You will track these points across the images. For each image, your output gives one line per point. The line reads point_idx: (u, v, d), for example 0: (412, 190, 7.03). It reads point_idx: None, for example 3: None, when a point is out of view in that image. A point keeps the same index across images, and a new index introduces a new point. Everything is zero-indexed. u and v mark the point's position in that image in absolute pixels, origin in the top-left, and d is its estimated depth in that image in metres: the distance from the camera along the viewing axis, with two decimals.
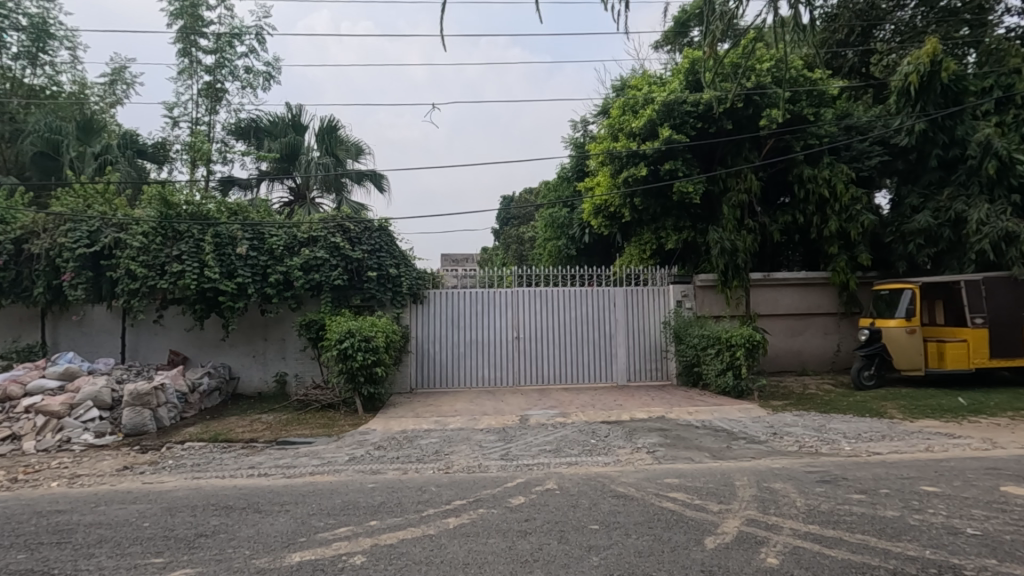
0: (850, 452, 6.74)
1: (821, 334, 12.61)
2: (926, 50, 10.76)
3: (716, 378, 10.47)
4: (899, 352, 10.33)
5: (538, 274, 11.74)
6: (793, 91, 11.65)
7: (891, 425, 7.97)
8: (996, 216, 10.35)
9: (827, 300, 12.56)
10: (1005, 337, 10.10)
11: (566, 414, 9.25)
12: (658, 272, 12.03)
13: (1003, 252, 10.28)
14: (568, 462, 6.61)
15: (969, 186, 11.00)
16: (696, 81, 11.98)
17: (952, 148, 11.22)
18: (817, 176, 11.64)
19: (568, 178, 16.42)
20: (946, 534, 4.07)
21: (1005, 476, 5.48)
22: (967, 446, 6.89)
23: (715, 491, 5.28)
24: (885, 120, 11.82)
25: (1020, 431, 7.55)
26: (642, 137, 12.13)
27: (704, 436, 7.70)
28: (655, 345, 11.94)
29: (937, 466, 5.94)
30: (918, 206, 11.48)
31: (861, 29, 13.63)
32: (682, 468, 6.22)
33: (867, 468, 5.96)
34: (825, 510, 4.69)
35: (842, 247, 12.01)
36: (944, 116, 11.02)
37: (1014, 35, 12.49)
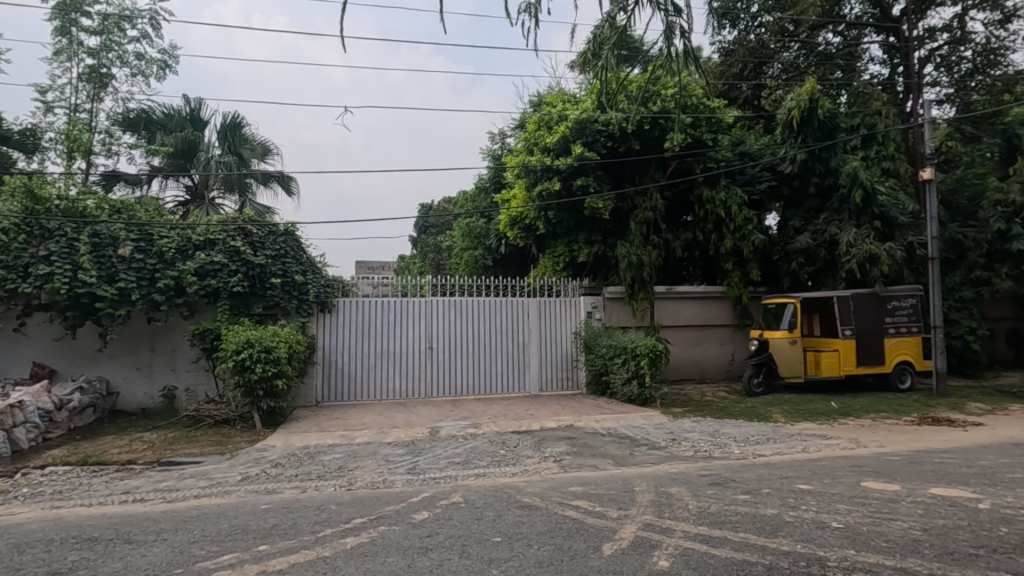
0: (739, 456, 7.25)
1: (718, 344, 13.54)
2: (806, 88, 11.91)
3: (623, 387, 10.89)
4: (783, 361, 11.29)
5: (453, 283, 11.67)
6: (694, 117, 12.41)
7: (775, 429, 8.67)
8: (862, 239, 11.56)
9: (723, 313, 13.51)
10: (869, 348, 11.34)
11: (478, 425, 9.20)
12: (570, 284, 12.39)
13: (867, 272, 11.52)
14: (475, 474, 6.57)
15: (841, 212, 12.22)
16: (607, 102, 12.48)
17: (827, 177, 12.45)
18: (714, 198, 12.54)
19: (486, 188, 16.57)
20: (815, 529, 4.46)
21: (866, 472, 6.12)
22: (837, 446, 7.63)
23: (616, 498, 5.45)
24: (772, 149, 12.94)
25: (879, 431, 8.50)
26: (556, 153, 12.50)
27: (609, 443, 7.98)
28: (566, 355, 12.23)
29: (812, 465, 6.53)
30: (800, 228, 12.66)
31: (753, 65, 14.75)
32: (587, 476, 6.37)
33: (753, 470, 6.43)
34: (714, 511, 4.99)
35: (736, 264, 12.99)
36: (821, 149, 12.24)
37: (877, 81, 14.23)
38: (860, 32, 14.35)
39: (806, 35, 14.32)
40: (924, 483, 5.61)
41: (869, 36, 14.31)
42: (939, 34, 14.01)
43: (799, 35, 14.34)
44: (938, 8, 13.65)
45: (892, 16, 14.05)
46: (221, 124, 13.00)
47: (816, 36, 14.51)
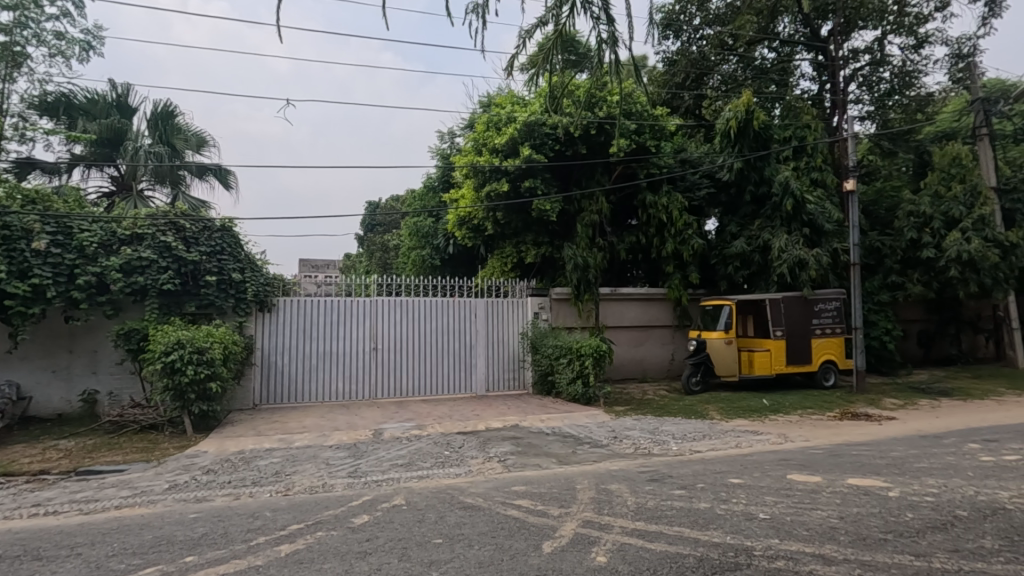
0: (677, 452, 7.52)
1: (659, 344, 13.98)
2: (742, 100, 12.49)
3: (568, 386, 11.06)
4: (719, 360, 11.79)
5: (400, 283, 11.51)
6: (638, 123, 12.71)
7: (711, 426, 9.04)
8: (792, 245, 12.21)
9: (664, 314, 13.97)
10: (798, 348, 12.01)
11: (423, 426, 9.11)
12: (518, 285, 12.47)
13: (797, 276, 12.18)
14: (418, 476, 6.51)
15: (774, 219, 12.87)
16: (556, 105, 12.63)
17: (762, 186, 13.07)
18: (657, 203, 12.94)
19: (434, 188, 16.43)
20: (744, 520, 4.68)
21: (792, 466, 6.48)
22: (766, 441, 8.05)
23: (558, 496, 5.54)
24: (711, 157, 13.47)
25: (805, 426, 9.02)
26: (504, 154, 12.57)
27: (553, 442, 8.09)
28: (513, 355, 12.30)
29: (743, 460, 6.86)
30: (736, 234, 13.25)
31: (695, 75, 15.40)
32: (530, 476, 6.44)
33: (688, 466, 6.69)
34: (651, 506, 5.15)
35: (677, 267, 13.45)
36: (756, 158, 12.85)
37: (807, 96, 15.11)
38: (792, 49, 15.16)
39: (744, 50, 15.00)
40: (842, 475, 6.00)
41: (801, 54, 15.15)
42: (862, 55, 15.01)
43: (737, 49, 15.01)
44: (860, 31, 14.64)
45: (820, 36, 14.92)
46: (152, 112, 12.28)
47: (753, 51, 15.23)
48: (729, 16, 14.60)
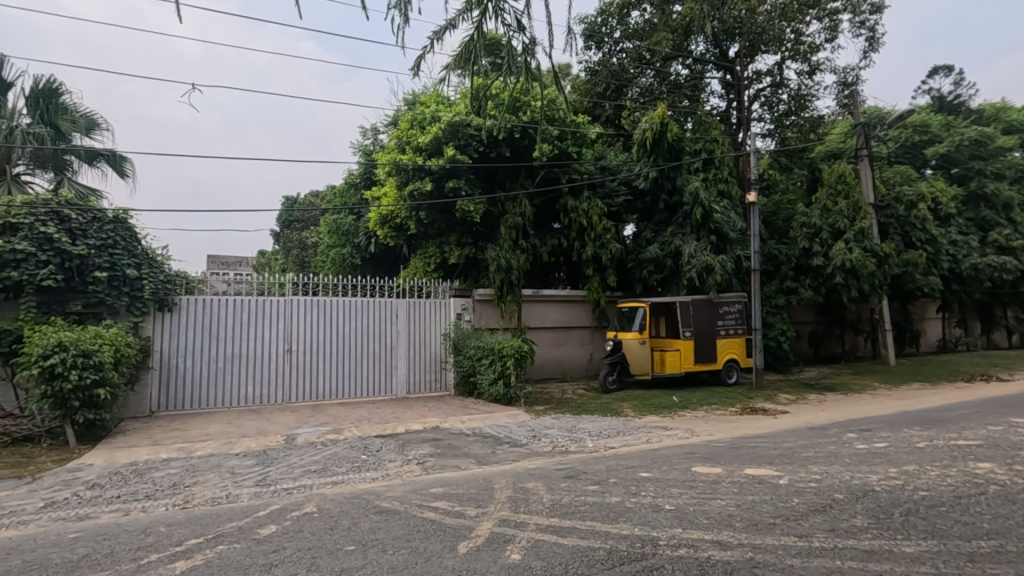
0: (592, 449, 7.78)
1: (579, 345, 14.41)
2: (658, 113, 13.15)
3: (489, 387, 11.13)
4: (634, 360, 12.33)
5: (317, 282, 11.07)
6: (560, 130, 13.11)
7: (625, 423, 9.43)
8: (700, 252, 13.00)
9: (584, 315, 14.43)
10: (704, 347, 12.81)
11: (338, 430, 8.82)
12: (441, 285, 12.39)
13: (704, 280, 12.98)
14: (332, 482, 6.29)
15: (684, 226, 13.64)
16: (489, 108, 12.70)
17: (674, 195, 13.82)
18: (578, 208, 13.30)
19: (356, 184, 15.98)
20: (652, 512, 4.92)
21: (696, 459, 6.90)
22: (675, 436, 8.52)
23: (475, 496, 5.55)
24: (629, 165, 14.07)
25: (710, 421, 9.63)
26: (428, 153, 12.46)
27: (473, 443, 8.10)
28: (435, 357, 12.20)
29: (653, 454, 7.21)
30: (650, 240, 13.92)
31: (615, 86, 16.11)
32: (449, 477, 6.41)
33: (602, 462, 6.94)
34: (566, 503, 5.29)
35: (596, 270, 13.90)
36: (669, 168, 13.57)
37: (716, 112, 16.16)
38: (704, 67, 16.13)
39: (660, 65, 15.76)
40: (740, 465, 6.47)
41: (710, 72, 16.15)
42: (764, 77, 16.25)
43: (654, 64, 15.78)
44: (762, 55, 15.81)
45: (728, 57, 15.98)
46: (33, 89, 11.05)
47: (668, 67, 16.04)
48: (647, 32, 15.29)
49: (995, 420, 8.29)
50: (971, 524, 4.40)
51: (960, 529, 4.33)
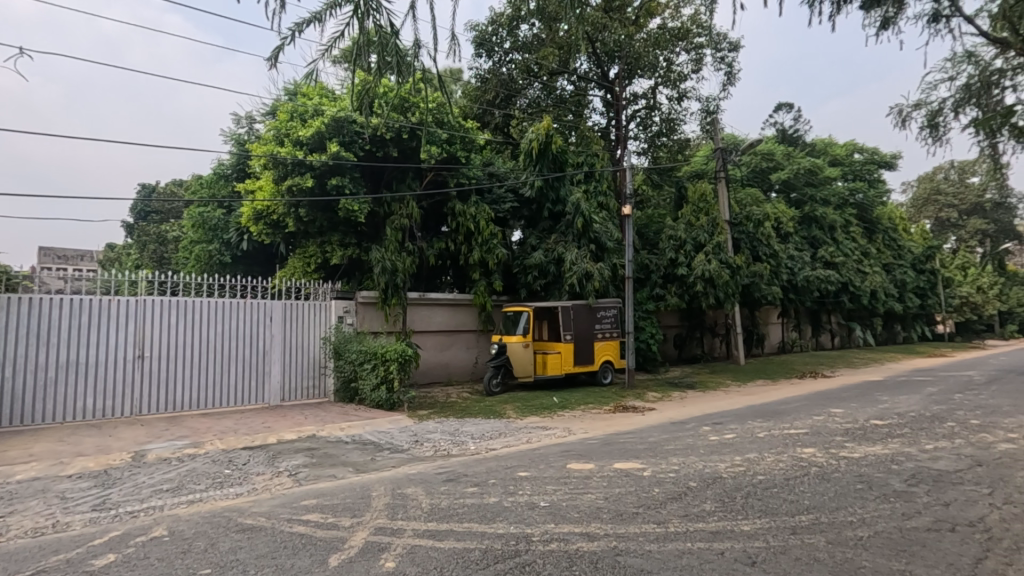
0: (473, 451, 7.86)
1: (464, 348, 14.49)
2: (544, 125, 13.68)
3: (371, 393, 10.82)
4: (517, 363, 12.65)
5: (178, 281, 10.03)
6: (449, 134, 13.17)
7: (507, 424, 9.65)
8: (581, 260, 13.68)
9: (470, 319, 14.55)
10: (583, 350, 13.51)
11: (198, 444, 8.04)
12: (321, 287, 11.82)
13: (584, 287, 13.68)
14: (188, 501, 5.72)
15: (567, 234, 14.28)
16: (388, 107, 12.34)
17: (558, 205, 14.42)
18: (465, 212, 13.39)
19: (226, 176, 14.76)
20: (527, 510, 5.08)
21: (571, 456, 7.25)
22: (553, 435, 8.88)
23: (351, 506, 5.36)
24: (516, 173, 14.47)
25: (586, 420, 10.16)
26: (309, 148, 11.87)
27: (351, 451, 7.81)
28: (313, 362, 11.58)
29: (532, 454, 7.45)
30: (535, 246, 14.38)
31: (504, 95, 16.66)
32: (323, 487, 6.12)
33: (483, 463, 7.04)
34: (444, 506, 5.29)
35: (482, 274, 14.08)
36: (553, 178, 14.15)
37: (597, 128, 17.15)
38: (587, 85, 17.06)
39: (547, 79, 16.44)
40: (610, 460, 6.90)
41: (592, 90, 17.12)
42: (640, 99, 17.55)
43: (541, 77, 16.45)
44: (637, 79, 17.02)
45: (608, 77, 17.01)
46: None
47: (554, 82, 16.74)
48: (535, 47, 15.90)
49: (818, 411, 9.67)
50: (795, 501, 5.09)
51: (786, 506, 4.98)
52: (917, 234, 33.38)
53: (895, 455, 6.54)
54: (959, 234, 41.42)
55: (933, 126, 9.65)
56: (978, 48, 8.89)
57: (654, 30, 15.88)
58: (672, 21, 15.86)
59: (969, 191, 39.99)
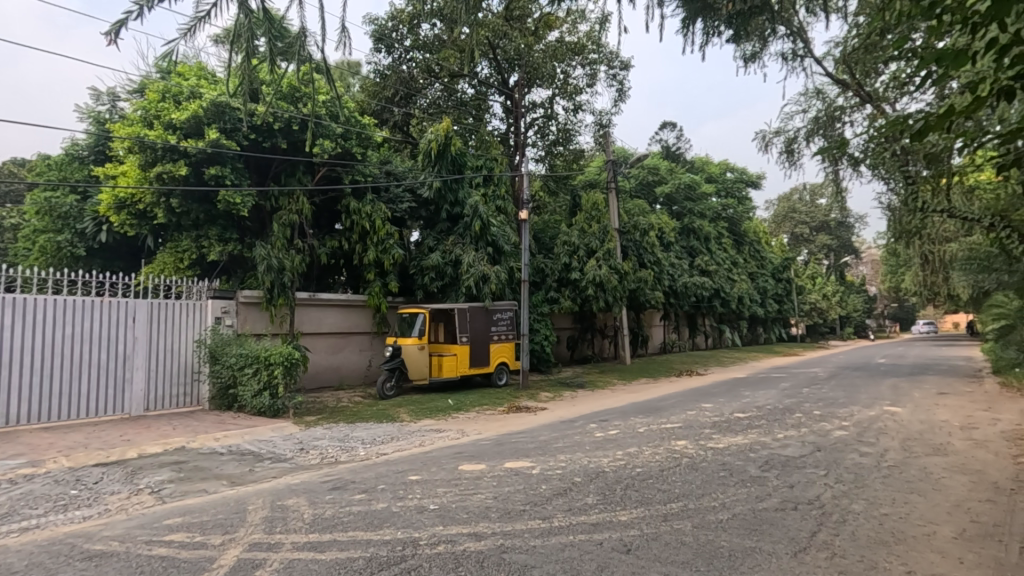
0: (363, 457, 7.63)
1: (357, 351, 13.98)
2: (443, 126, 13.71)
3: (252, 399, 10.11)
4: (412, 365, 12.47)
5: (17, 273, 8.65)
6: (344, 128, 12.74)
7: (399, 428, 9.46)
8: (478, 262, 13.78)
9: (364, 321, 14.08)
10: (478, 352, 13.62)
11: (38, 462, 7.02)
12: (196, 285, 10.85)
13: (481, 289, 13.79)
14: (21, 528, 4.97)
15: (464, 237, 14.30)
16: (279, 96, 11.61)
17: (456, 207, 14.41)
18: (360, 210, 12.98)
19: (81, 157, 13.07)
20: (416, 514, 5.03)
21: (464, 457, 7.28)
22: (446, 437, 8.87)
23: (222, 522, 4.96)
24: (414, 173, 14.35)
25: (480, 421, 10.25)
26: (184, 133, 10.89)
27: (226, 462, 7.24)
28: (185, 367, 10.58)
29: (423, 457, 7.38)
30: (433, 247, 14.25)
31: (404, 94, 16.57)
32: (192, 504, 5.61)
33: (372, 469, 6.85)
34: (328, 516, 5.08)
35: (377, 275, 13.71)
36: (452, 180, 14.15)
37: (496, 133, 17.42)
38: (487, 89, 17.24)
39: (447, 80, 16.51)
40: (501, 460, 7.02)
41: (493, 95, 17.33)
42: (538, 108, 18.09)
43: (442, 78, 16.49)
44: (536, 88, 17.46)
45: (508, 85, 17.27)
46: None
47: (454, 84, 16.69)
48: (435, 47, 15.84)
49: (691, 406, 10.55)
50: (667, 490, 5.51)
51: (660, 495, 5.37)
52: (777, 246, 37.58)
53: (753, 444, 7.31)
54: (810, 248, 47.15)
55: (790, 151, 10.96)
56: (824, 86, 10.25)
57: (552, 42, 16.46)
58: (569, 35, 16.46)
59: (818, 211, 45.84)
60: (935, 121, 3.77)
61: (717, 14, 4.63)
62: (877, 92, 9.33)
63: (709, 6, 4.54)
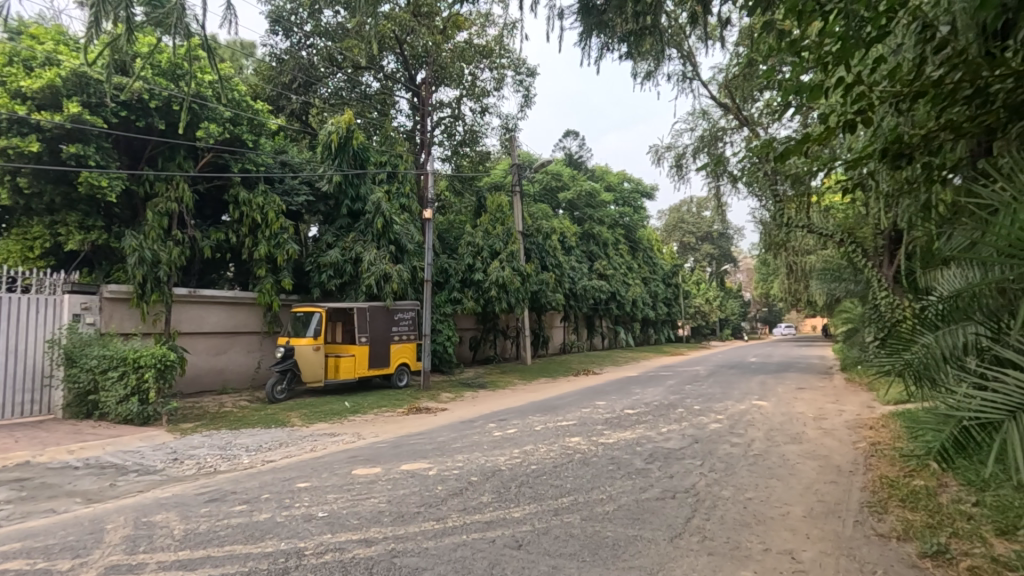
0: (247, 465, 7.12)
1: (244, 352, 13.03)
2: (344, 118, 13.24)
3: (116, 406, 9.09)
4: (305, 367, 11.88)
5: None
6: (234, 113, 11.93)
7: (289, 433, 8.96)
8: (380, 260, 13.41)
9: (252, 320, 13.17)
10: (378, 353, 13.26)
11: None
12: (48, 277, 9.47)
13: (382, 288, 13.44)
14: None
15: (365, 234, 13.85)
16: (161, 73, 10.70)
17: (357, 202, 13.93)
18: (251, 201, 12.18)
19: None
20: (302, 522, 4.79)
21: (358, 461, 7.05)
22: (341, 441, 8.53)
23: (73, 545, 4.40)
24: (312, 165, 13.75)
25: (378, 423, 9.99)
26: (37, 104, 9.62)
27: (82, 478, 6.44)
28: (34, 371, 9.26)
29: (315, 462, 7.05)
30: (331, 244, 13.66)
31: (303, 82, 15.87)
32: (36, 526, 4.93)
33: (256, 478, 6.42)
34: (202, 530, 4.68)
35: (269, 271, 12.90)
36: (353, 175, 13.68)
37: (402, 129, 17.10)
38: (392, 85, 16.84)
39: (350, 71, 16.01)
40: (398, 462, 6.88)
41: (399, 91, 16.96)
42: (445, 108, 17.99)
43: (345, 68, 15.94)
44: (444, 88, 17.32)
45: (415, 81, 16.93)
46: None
47: (359, 76, 16.34)
48: (338, 36, 15.28)
49: (586, 404, 11.00)
50: (559, 486, 5.70)
51: (552, 491, 5.55)
52: (667, 253, 40.33)
53: (639, 438, 7.78)
54: (696, 256, 51.12)
55: (679, 166, 11.79)
56: (709, 108, 11.19)
57: (461, 43, 16.45)
58: (478, 37, 16.52)
59: (703, 222, 49.89)
60: (796, 146, 4.25)
61: (613, 30, 4.86)
62: (753, 117, 10.32)
63: (604, 22, 4.78)
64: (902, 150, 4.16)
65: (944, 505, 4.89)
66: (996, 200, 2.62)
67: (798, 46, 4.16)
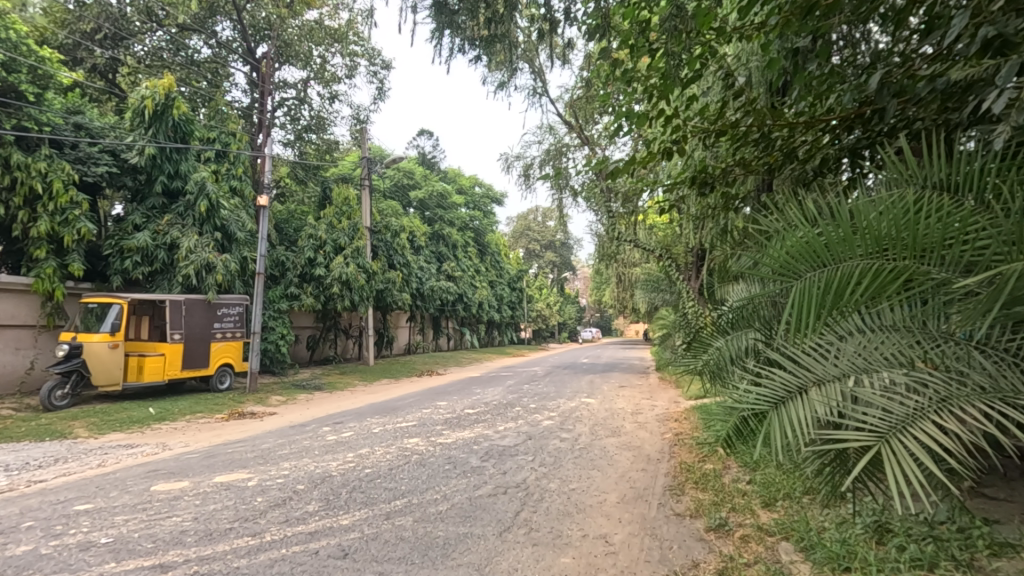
0: (4, 488, 5.78)
1: (10, 349, 10.61)
2: (162, 83, 11.59)
3: None
4: (98, 368, 10.08)
5: None
6: (9, 55, 10.12)
7: (70, 446, 7.50)
8: (201, 248, 11.98)
9: (23, 310, 10.80)
10: (195, 352, 11.74)
11: None
12: None
13: (203, 279, 11.98)
14: None
15: (185, 217, 12.24)
16: None
17: (175, 180, 12.20)
18: (30, 167, 10.06)
19: None
20: (77, 552, 4.01)
21: (160, 475, 6.15)
22: (139, 453, 7.35)
23: None
24: (118, 133, 11.76)
25: (190, 431, 8.85)
26: None
27: None
28: None
29: (102, 480, 5.98)
30: (140, 225, 11.80)
31: (111, 35, 13.76)
32: None
33: (17, 503, 5.25)
34: None
35: (51, 252, 10.72)
36: (171, 149, 11.96)
37: (236, 104, 15.49)
38: (227, 54, 15.14)
39: (174, 31, 14.11)
40: (211, 474, 6.15)
41: (234, 63, 15.29)
42: (289, 89, 16.65)
43: (166, 25, 13.98)
44: (288, 67, 16.02)
45: (254, 55, 15.38)
46: None
47: (184, 38, 14.44)
48: None
49: (427, 405, 10.92)
50: (392, 489, 5.56)
51: (385, 494, 5.39)
52: (514, 259, 42.05)
53: (477, 437, 7.93)
54: (539, 263, 53.93)
55: (527, 175, 12.34)
56: (555, 125, 11.85)
57: (310, 21, 15.49)
58: (330, 19, 15.63)
59: (547, 231, 53.01)
60: (624, 166, 4.66)
61: (465, 33, 4.89)
62: (593, 137, 11.17)
63: (456, 23, 4.81)
64: (705, 179, 4.79)
65: (726, 484, 5.76)
66: (771, 226, 3.11)
67: (630, 76, 4.57)
